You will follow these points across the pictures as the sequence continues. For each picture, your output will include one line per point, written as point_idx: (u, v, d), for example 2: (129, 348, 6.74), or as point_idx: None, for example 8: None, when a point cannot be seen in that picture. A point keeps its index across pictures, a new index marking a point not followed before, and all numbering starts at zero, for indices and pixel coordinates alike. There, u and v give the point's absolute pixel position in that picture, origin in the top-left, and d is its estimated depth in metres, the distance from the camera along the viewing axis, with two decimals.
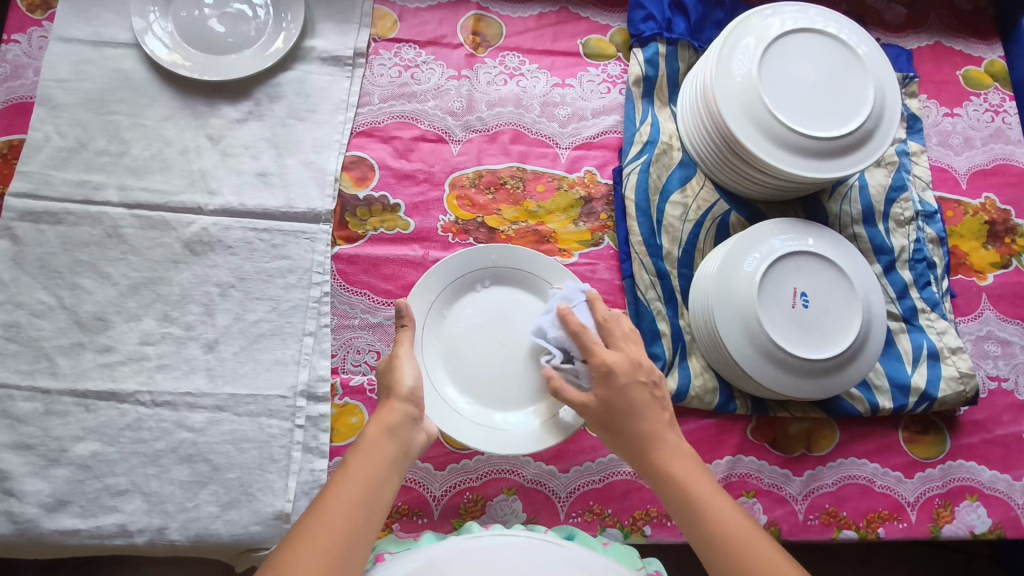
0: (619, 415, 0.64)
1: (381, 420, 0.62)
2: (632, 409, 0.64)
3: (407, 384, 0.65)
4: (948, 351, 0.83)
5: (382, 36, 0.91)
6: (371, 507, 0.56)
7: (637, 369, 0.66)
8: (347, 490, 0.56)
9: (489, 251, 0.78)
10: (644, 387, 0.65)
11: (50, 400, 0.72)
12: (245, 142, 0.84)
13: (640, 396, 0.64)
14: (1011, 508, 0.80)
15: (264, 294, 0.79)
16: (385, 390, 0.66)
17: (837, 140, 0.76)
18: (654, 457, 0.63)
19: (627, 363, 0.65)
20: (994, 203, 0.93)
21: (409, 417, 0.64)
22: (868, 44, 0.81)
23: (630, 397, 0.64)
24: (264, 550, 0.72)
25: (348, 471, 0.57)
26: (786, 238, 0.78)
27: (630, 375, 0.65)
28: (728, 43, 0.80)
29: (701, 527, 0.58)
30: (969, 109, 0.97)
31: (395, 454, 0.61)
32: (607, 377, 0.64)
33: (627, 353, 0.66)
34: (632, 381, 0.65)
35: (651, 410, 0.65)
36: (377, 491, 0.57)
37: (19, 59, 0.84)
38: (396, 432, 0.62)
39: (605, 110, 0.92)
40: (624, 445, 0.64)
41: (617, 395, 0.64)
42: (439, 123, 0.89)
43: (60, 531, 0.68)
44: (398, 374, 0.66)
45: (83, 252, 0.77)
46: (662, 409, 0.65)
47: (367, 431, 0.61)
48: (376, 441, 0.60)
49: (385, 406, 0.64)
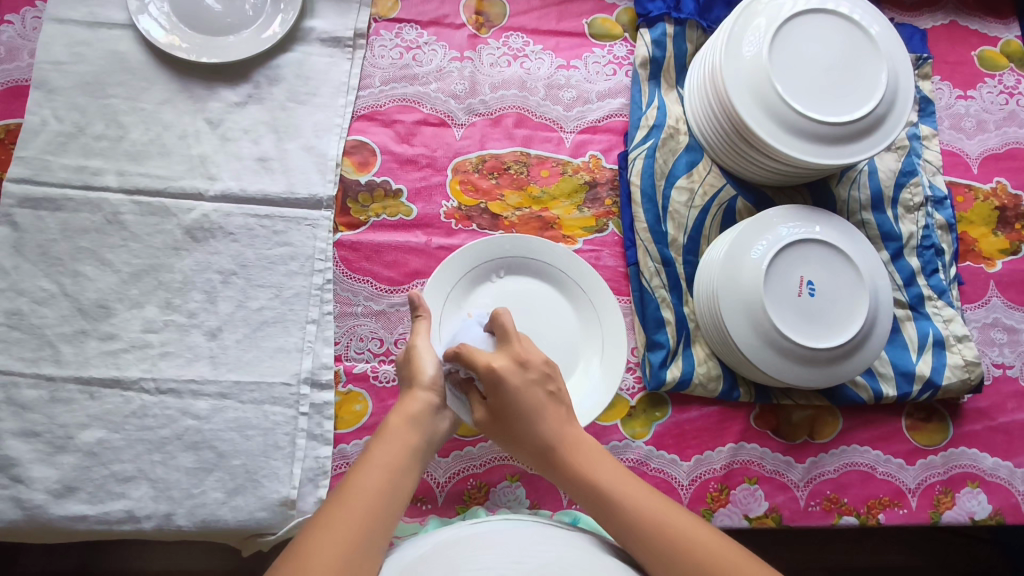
0: (516, 424, 0.61)
1: (405, 409, 0.62)
2: (527, 414, 0.60)
3: (429, 374, 0.65)
4: (954, 339, 0.83)
5: (382, 16, 0.89)
6: (393, 496, 0.55)
7: (525, 369, 0.62)
8: (369, 479, 0.55)
9: (501, 241, 0.78)
10: (535, 385, 0.62)
11: (55, 388, 0.72)
12: (245, 126, 0.82)
13: (533, 397, 0.61)
14: (1011, 495, 0.80)
15: (266, 281, 0.78)
16: (407, 380, 0.66)
17: (848, 126, 0.74)
18: (559, 454, 0.60)
19: (513, 364, 0.61)
20: (1005, 188, 0.91)
21: (432, 406, 0.64)
22: (881, 24, 0.79)
23: (523, 400, 0.60)
24: (270, 536, 0.72)
25: (369, 459, 0.57)
26: (793, 225, 0.77)
27: (519, 378, 0.61)
28: (738, 24, 0.78)
29: (625, 522, 0.56)
30: (983, 91, 0.95)
31: (417, 443, 0.60)
32: (498, 386, 0.60)
33: (513, 354, 0.62)
34: (523, 383, 0.61)
35: (550, 409, 0.62)
36: (399, 480, 0.57)
37: (13, 41, 0.82)
38: (417, 422, 0.62)
39: (610, 92, 0.90)
40: (533, 451, 0.61)
41: (510, 402, 0.60)
42: (441, 107, 0.87)
43: (68, 517, 0.69)
44: (420, 364, 0.66)
45: (83, 239, 0.77)
46: (559, 405, 0.63)
47: (389, 420, 0.61)
48: (398, 430, 0.60)
49: (409, 394, 0.64)
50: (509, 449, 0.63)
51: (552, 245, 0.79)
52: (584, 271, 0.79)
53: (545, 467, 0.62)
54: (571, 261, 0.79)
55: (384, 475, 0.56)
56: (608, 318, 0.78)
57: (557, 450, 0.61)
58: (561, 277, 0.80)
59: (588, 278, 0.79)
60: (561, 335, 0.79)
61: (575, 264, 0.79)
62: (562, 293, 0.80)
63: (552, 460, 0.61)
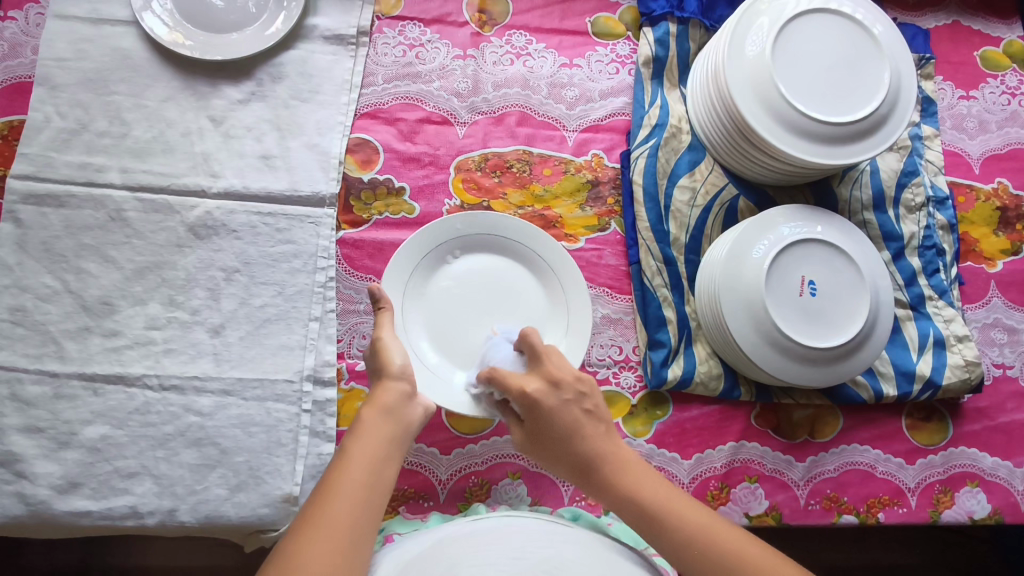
0: (556, 443, 0.63)
1: (377, 402, 0.63)
2: (566, 434, 0.63)
3: (396, 364, 0.66)
4: (955, 339, 0.83)
5: (386, 14, 0.89)
6: (372, 489, 0.55)
7: (559, 391, 0.65)
8: (348, 475, 0.55)
9: (455, 222, 0.78)
10: (571, 404, 0.64)
11: (59, 384, 0.72)
12: (248, 124, 0.83)
13: (570, 417, 0.63)
14: (1011, 494, 0.80)
15: (270, 278, 0.78)
16: (376, 372, 0.67)
17: (850, 125, 0.74)
18: (603, 473, 0.61)
19: (547, 386, 0.65)
20: (1006, 188, 0.91)
21: (404, 395, 0.64)
22: (884, 24, 0.79)
23: (560, 421, 0.63)
24: (273, 532, 0.72)
25: (347, 456, 0.57)
26: (795, 225, 0.77)
27: (552, 400, 0.64)
28: (741, 23, 0.78)
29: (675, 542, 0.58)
30: (985, 91, 0.95)
31: (394, 433, 0.61)
32: (535, 408, 0.64)
33: (547, 375, 0.66)
34: (558, 403, 0.64)
35: (588, 428, 0.63)
36: (378, 471, 0.57)
37: (17, 37, 0.82)
38: (391, 413, 0.62)
39: (613, 91, 0.90)
40: (571, 469, 0.63)
41: (550, 423, 0.63)
42: (444, 105, 0.87)
43: (72, 513, 0.69)
44: (386, 355, 0.66)
45: (87, 235, 0.77)
46: (598, 423, 0.64)
47: (364, 414, 0.61)
48: (373, 423, 0.61)
49: (380, 385, 0.65)
50: (548, 465, 0.65)
51: (516, 223, 0.79)
52: (548, 247, 0.79)
53: (581, 480, 0.63)
54: (536, 237, 0.79)
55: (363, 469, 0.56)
56: (573, 295, 0.78)
57: (595, 466, 0.62)
58: (524, 251, 0.80)
59: (553, 255, 0.79)
60: (528, 310, 0.79)
61: (539, 240, 0.79)
62: (523, 267, 0.80)
63: (592, 476, 0.62)
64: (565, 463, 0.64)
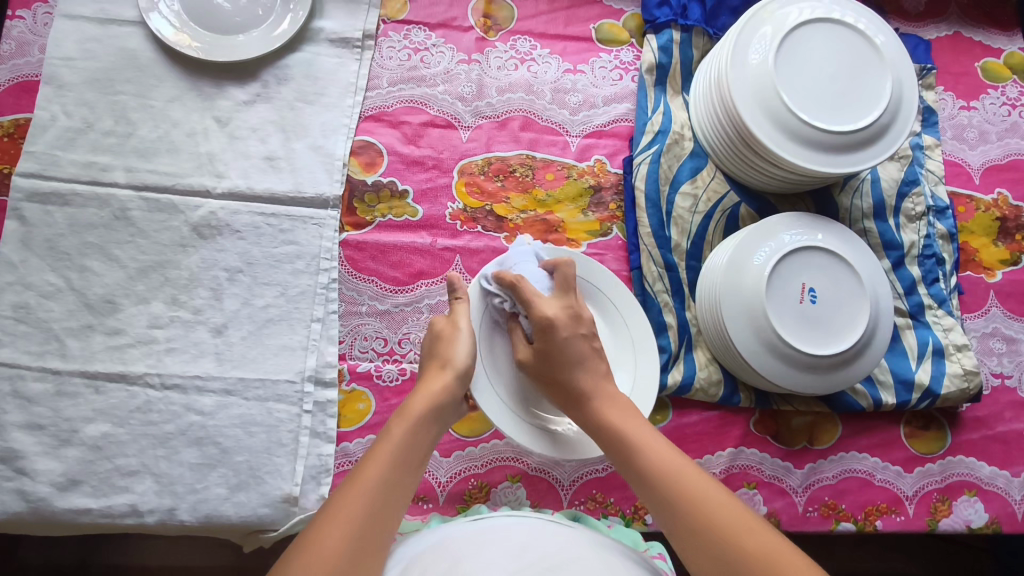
0: (557, 367, 0.65)
1: (429, 394, 0.62)
2: (573, 361, 0.65)
3: (462, 360, 0.65)
4: (954, 348, 0.83)
5: (391, 18, 0.90)
6: (407, 487, 0.55)
7: (578, 324, 0.67)
8: (390, 465, 0.55)
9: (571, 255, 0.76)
10: (583, 339, 0.66)
11: (60, 381, 0.73)
12: (253, 125, 0.83)
13: (582, 349, 0.66)
14: (1008, 504, 0.81)
15: (272, 279, 0.79)
16: (439, 359, 0.66)
17: (852, 135, 0.75)
18: (584, 400, 0.64)
19: (566, 316, 0.66)
20: (1006, 199, 0.92)
21: (454, 396, 0.63)
22: (886, 34, 0.80)
23: (572, 350, 0.65)
24: (272, 532, 0.73)
25: (390, 444, 0.57)
26: (796, 232, 0.77)
27: (570, 330, 0.66)
28: (744, 31, 0.79)
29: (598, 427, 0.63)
30: (985, 102, 0.95)
31: (434, 432, 0.61)
32: (547, 332, 0.65)
33: (568, 305, 0.68)
34: (574, 334, 0.66)
35: (593, 363, 0.66)
36: (414, 470, 0.57)
37: (24, 37, 0.83)
38: (440, 412, 0.62)
39: (617, 97, 0.91)
40: (564, 398, 0.65)
41: (558, 349, 0.65)
42: (448, 109, 0.88)
43: (72, 510, 0.69)
44: (455, 348, 0.66)
45: (91, 234, 0.77)
46: (601, 361, 0.67)
47: (416, 402, 0.61)
48: (422, 416, 0.60)
49: (438, 375, 0.64)
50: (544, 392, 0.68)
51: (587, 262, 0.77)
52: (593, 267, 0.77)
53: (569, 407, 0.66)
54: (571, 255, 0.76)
55: (404, 464, 0.56)
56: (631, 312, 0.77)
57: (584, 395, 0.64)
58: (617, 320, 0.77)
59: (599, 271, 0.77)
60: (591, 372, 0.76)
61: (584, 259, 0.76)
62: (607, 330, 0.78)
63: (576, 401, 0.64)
64: (569, 407, 0.65)
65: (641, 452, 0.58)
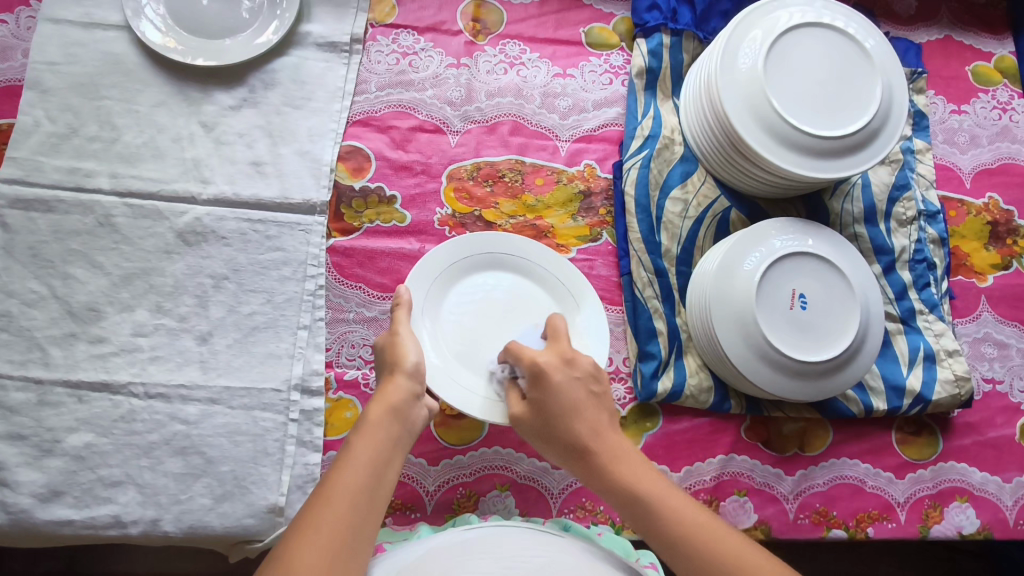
0: (555, 421, 0.63)
1: (384, 399, 0.61)
2: (565, 412, 0.62)
3: (411, 360, 0.64)
4: (945, 353, 0.83)
5: (380, 22, 0.89)
6: (374, 494, 0.54)
7: (571, 368, 0.65)
8: (353, 476, 0.54)
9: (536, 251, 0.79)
10: (579, 384, 0.64)
11: (43, 391, 0.72)
12: (240, 130, 0.82)
13: (574, 397, 0.63)
14: (1000, 509, 0.80)
15: (259, 286, 0.78)
16: (386, 365, 0.65)
17: (842, 140, 0.74)
18: (594, 456, 0.61)
19: (559, 362, 0.65)
20: (997, 203, 0.92)
21: (412, 394, 0.62)
22: (876, 38, 0.80)
23: (562, 399, 0.63)
24: (258, 543, 0.72)
25: (351, 456, 0.56)
26: (786, 237, 0.77)
27: (564, 375, 0.64)
28: (734, 35, 0.78)
29: (612, 489, 0.60)
30: (976, 106, 0.95)
31: (399, 434, 0.59)
32: (541, 381, 0.64)
33: (560, 352, 0.66)
34: (565, 381, 0.64)
35: (589, 409, 0.63)
36: (380, 476, 0.55)
37: (7, 41, 0.82)
38: (400, 415, 0.60)
39: (606, 101, 0.90)
40: (565, 451, 0.63)
41: (553, 399, 0.63)
42: (437, 113, 0.87)
43: (54, 522, 0.68)
44: (402, 350, 0.65)
45: (75, 241, 0.76)
46: (601, 409, 0.64)
47: (371, 409, 0.60)
48: (380, 422, 0.59)
49: (390, 380, 0.63)
50: (545, 450, 0.65)
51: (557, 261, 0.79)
52: (483, 238, 0.78)
53: (574, 467, 0.63)
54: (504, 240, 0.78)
55: (369, 473, 0.55)
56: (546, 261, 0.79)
57: (590, 450, 0.62)
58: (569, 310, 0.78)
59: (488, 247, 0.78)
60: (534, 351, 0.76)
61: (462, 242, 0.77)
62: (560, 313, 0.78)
63: (586, 461, 0.62)
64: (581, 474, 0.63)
65: (671, 514, 0.57)
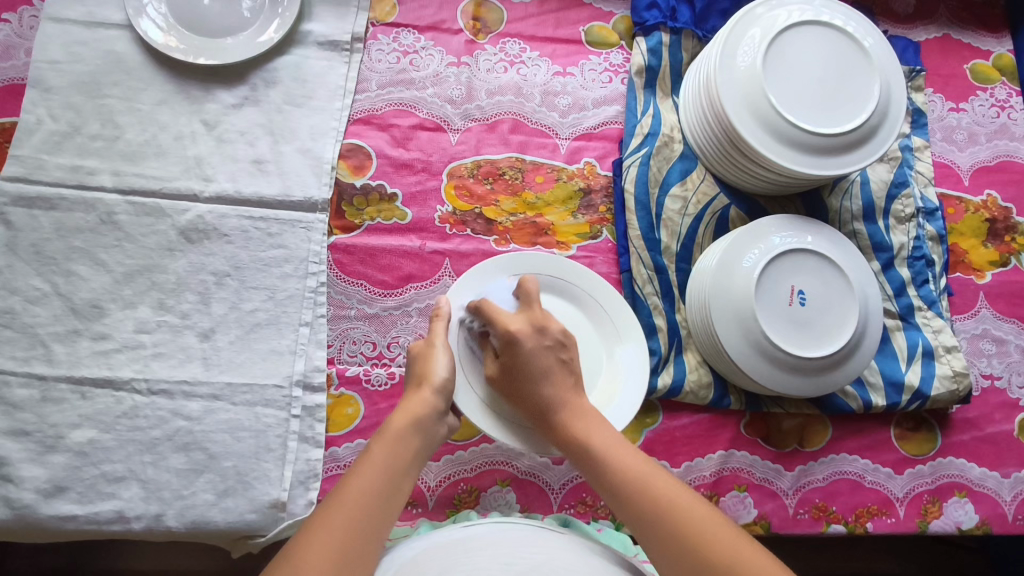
0: (523, 382, 0.66)
1: (408, 411, 0.61)
2: (535, 375, 0.65)
3: (440, 376, 0.65)
4: (943, 350, 0.83)
5: (380, 21, 0.90)
6: (391, 502, 0.55)
7: (542, 335, 0.67)
8: (371, 481, 0.54)
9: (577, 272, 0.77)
10: (548, 351, 0.67)
11: (46, 387, 0.72)
12: (241, 128, 0.83)
13: (543, 361, 0.66)
14: (998, 505, 0.81)
15: (260, 283, 0.78)
16: (416, 378, 0.66)
17: (840, 137, 0.75)
18: (557, 415, 0.64)
19: (530, 329, 0.67)
20: (995, 200, 0.92)
21: (435, 410, 0.63)
22: (875, 36, 0.80)
23: (533, 363, 0.65)
24: (260, 538, 0.72)
25: (369, 461, 0.56)
26: (786, 234, 0.77)
27: (534, 341, 0.66)
28: (733, 33, 0.79)
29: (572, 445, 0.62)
30: (974, 104, 0.96)
31: (419, 448, 0.60)
32: (512, 345, 0.66)
33: (533, 319, 0.68)
34: (536, 347, 0.66)
35: (558, 374, 0.66)
36: (398, 487, 0.56)
37: (9, 40, 0.82)
38: (421, 426, 0.61)
39: (606, 100, 0.91)
40: (534, 410, 0.65)
41: (523, 362, 0.66)
42: (437, 111, 0.88)
43: (58, 517, 0.69)
44: (432, 365, 0.66)
45: (78, 238, 0.77)
46: (569, 374, 0.67)
47: (394, 419, 0.60)
48: (402, 433, 0.59)
49: (416, 394, 0.63)
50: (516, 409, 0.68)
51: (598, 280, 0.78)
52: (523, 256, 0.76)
53: (549, 437, 0.65)
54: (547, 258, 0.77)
55: (387, 480, 0.55)
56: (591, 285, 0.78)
57: (555, 409, 0.64)
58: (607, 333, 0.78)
59: (532, 261, 0.76)
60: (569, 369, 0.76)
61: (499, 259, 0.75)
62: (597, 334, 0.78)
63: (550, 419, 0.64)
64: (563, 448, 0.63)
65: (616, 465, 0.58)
